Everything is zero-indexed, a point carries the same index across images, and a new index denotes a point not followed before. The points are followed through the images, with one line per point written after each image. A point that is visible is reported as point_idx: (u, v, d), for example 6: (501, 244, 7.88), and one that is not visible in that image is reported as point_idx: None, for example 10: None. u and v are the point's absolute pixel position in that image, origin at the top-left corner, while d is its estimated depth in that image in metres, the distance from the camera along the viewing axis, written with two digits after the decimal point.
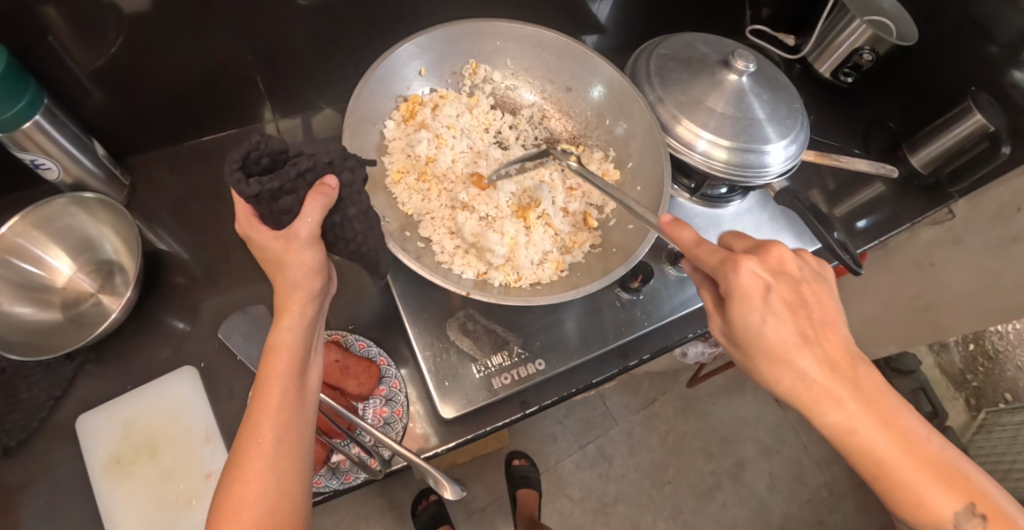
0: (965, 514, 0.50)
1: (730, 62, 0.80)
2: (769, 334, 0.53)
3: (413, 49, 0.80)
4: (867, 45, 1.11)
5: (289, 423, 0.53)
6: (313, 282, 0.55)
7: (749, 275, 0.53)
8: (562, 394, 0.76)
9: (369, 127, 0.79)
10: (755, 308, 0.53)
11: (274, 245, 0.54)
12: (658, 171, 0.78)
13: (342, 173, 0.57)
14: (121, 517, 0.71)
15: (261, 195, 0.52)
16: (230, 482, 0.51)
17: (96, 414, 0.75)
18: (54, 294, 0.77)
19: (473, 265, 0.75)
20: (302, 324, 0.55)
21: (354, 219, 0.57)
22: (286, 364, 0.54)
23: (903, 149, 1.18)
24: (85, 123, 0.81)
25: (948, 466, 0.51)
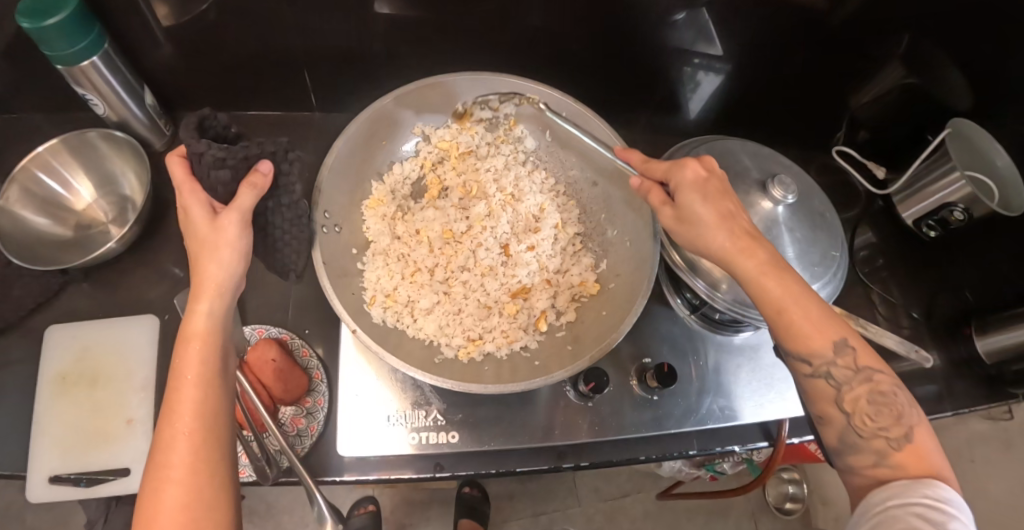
0: (839, 345, 0.58)
1: (769, 186, 0.73)
2: (705, 213, 0.61)
3: (441, 86, 0.74)
4: (961, 202, 0.95)
5: (210, 412, 0.54)
6: (236, 269, 0.57)
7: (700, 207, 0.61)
8: (478, 470, 0.71)
9: (371, 141, 0.74)
10: (695, 195, 0.61)
11: (202, 224, 0.56)
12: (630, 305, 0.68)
13: (280, 163, 0.61)
14: (46, 431, 0.75)
15: (203, 158, 0.56)
16: (154, 478, 0.51)
17: (64, 329, 0.80)
18: (70, 215, 0.84)
19: (395, 311, 0.71)
20: (221, 310, 0.57)
21: (284, 208, 0.63)
22: (204, 350, 0.55)
23: (971, 327, 1.02)
24: (147, 71, 0.85)
25: (781, 262, 0.60)
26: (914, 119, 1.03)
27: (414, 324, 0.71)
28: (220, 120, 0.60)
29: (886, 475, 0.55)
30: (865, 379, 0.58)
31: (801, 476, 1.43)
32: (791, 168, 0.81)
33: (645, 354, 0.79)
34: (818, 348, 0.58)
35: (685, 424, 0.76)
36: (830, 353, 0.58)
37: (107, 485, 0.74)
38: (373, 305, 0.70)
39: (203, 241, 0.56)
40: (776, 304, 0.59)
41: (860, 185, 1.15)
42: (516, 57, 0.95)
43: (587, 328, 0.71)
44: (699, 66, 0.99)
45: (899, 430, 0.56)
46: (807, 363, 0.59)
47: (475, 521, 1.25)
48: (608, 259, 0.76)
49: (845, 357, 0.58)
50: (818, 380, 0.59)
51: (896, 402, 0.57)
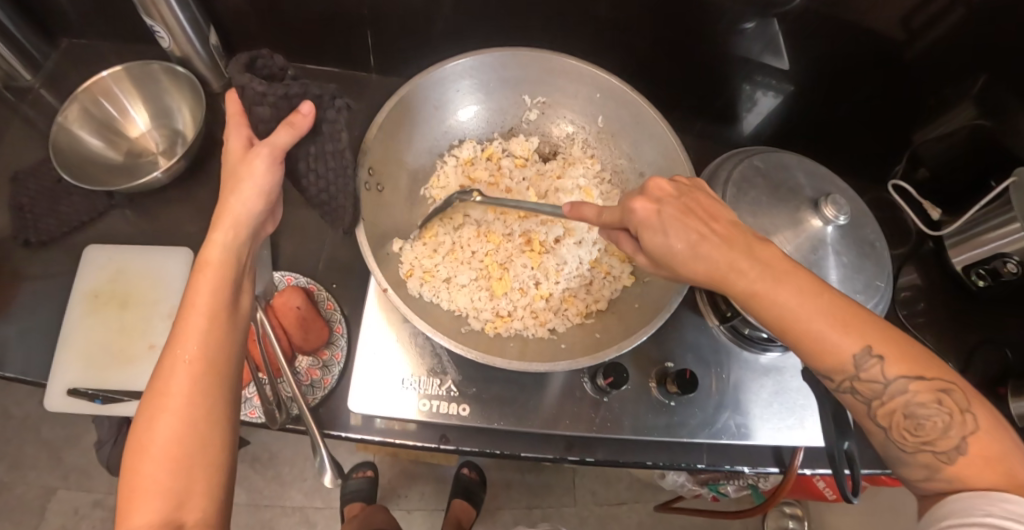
0: (864, 354, 0.53)
1: (820, 205, 0.70)
2: (677, 247, 0.57)
3: (500, 60, 0.73)
4: (1017, 255, 0.91)
5: (213, 346, 0.55)
6: (255, 205, 0.58)
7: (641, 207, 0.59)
8: (483, 448, 0.71)
9: (424, 107, 0.73)
10: (654, 231, 0.58)
11: (235, 155, 0.57)
12: (663, 302, 0.66)
13: (325, 108, 0.58)
14: (73, 344, 0.78)
15: (246, 91, 0.56)
16: (150, 403, 0.52)
17: (102, 250, 0.82)
18: (124, 141, 0.87)
19: (431, 286, 0.70)
20: (236, 243, 0.58)
21: (327, 156, 0.60)
22: (216, 280, 0.56)
23: (1006, 387, 0.98)
24: (214, 13, 0.86)
25: (852, 308, 0.54)
26: (984, 161, 0.97)
27: (450, 300, 0.70)
28: (274, 61, 0.61)
29: (942, 491, 0.51)
30: (904, 387, 0.53)
31: (803, 513, 1.41)
32: (845, 189, 0.78)
33: (667, 359, 0.78)
34: (844, 360, 0.54)
35: (699, 436, 0.74)
36: (855, 365, 0.54)
37: (121, 405, 0.76)
38: (409, 277, 0.70)
39: (232, 173, 0.57)
40: (842, 320, 0.54)
41: (911, 225, 1.10)
42: (580, 43, 0.93)
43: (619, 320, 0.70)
44: (762, 85, 0.98)
45: (950, 442, 0.51)
46: (832, 377, 0.56)
47: (470, 504, 1.26)
48: None
49: (873, 367, 0.53)
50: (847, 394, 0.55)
51: (947, 405, 0.51)
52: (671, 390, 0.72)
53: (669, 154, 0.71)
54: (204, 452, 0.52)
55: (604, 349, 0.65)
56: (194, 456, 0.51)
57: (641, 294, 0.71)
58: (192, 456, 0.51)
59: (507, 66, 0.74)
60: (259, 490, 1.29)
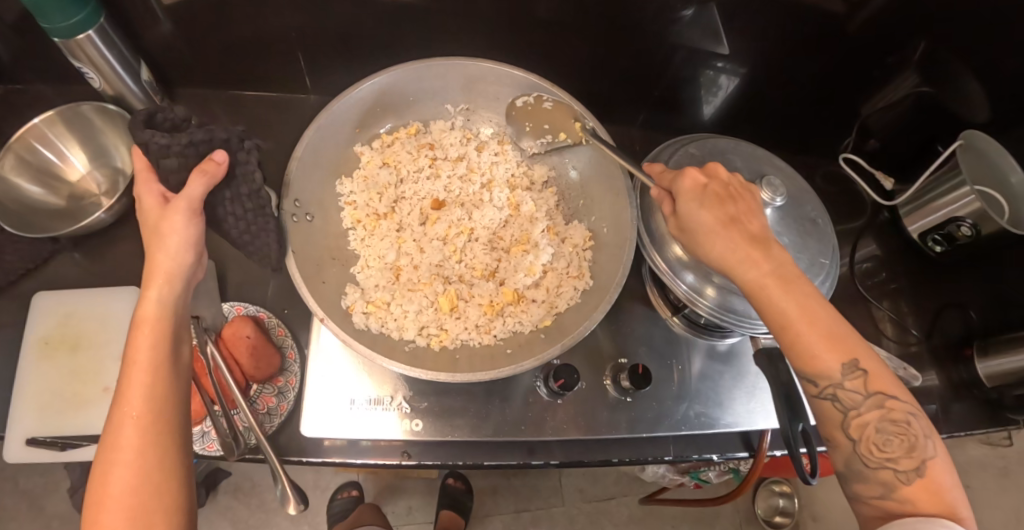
0: (847, 368, 0.57)
1: (756, 188, 0.70)
2: (705, 220, 0.61)
3: (416, 73, 0.73)
4: (970, 217, 0.92)
5: (159, 396, 0.54)
6: (187, 255, 0.57)
7: (688, 174, 0.63)
8: (446, 461, 0.71)
9: (348, 128, 0.73)
10: (691, 202, 0.62)
11: (153, 211, 0.57)
12: (601, 300, 0.67)
13: (235, 152, 0.59)
14: (26, 393, 0.77)
15: (150, 147, 0.56)
16: (101, 461, 0.51)
17: (50, 296, 0.82)
18: (64, 185, 0.86)
19: (378, 317, 0.69)
20: (172, 296, 0.57)
21: (244, 198, 0.61)
22: (153, 335, 0.55)
23: (972, 347, 0.98)
24: (145, 48, 0.86)
25: (843, 332, 0.58)
26: (924, 129, 1.00)
27: (398, 327, 0.69)
28: (175, 113, 0.61)
29: (892, 508, 0.55)
30: (878, 406, 0.57)
31: (792, 490, 1.40)
32: (785, 169, 0.78)
33: (623, 355, 0.78)
34: (824, 368, 0.57)
35: (660, 429, 0.74)
36: (839, 376, 0.57)
37: (81, 450, 0.76)
38: (353, 311, 0.68)
39: (152, 229, 0.56)
40: (827, 334, 0.58)
41: (866, 196, 1.11)
42: (519, 49, 0.94)
43: (565, 317, 0.70)
44: (718, 70, 0.97)
45: (911, 463, 0.55)
46: (815, 383, 0.58)
47: (457, 514, 1.25)
48: (593, 248, 0.74)
49: (856, 380, 0.57)
50: (826, 402, 0.58)
51: (910, 430, 0.56)
52: (625, 386, 0.73)
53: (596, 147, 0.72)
54: (162, 501, 0.51)
55: (550, 348, 0.65)
56: (152, 506, 0.51)
57: (583, 288, 0.72)
58: (149, 506, 0.51)
59: (428, 76, 0.74)
60: (245, 520, 1.28)
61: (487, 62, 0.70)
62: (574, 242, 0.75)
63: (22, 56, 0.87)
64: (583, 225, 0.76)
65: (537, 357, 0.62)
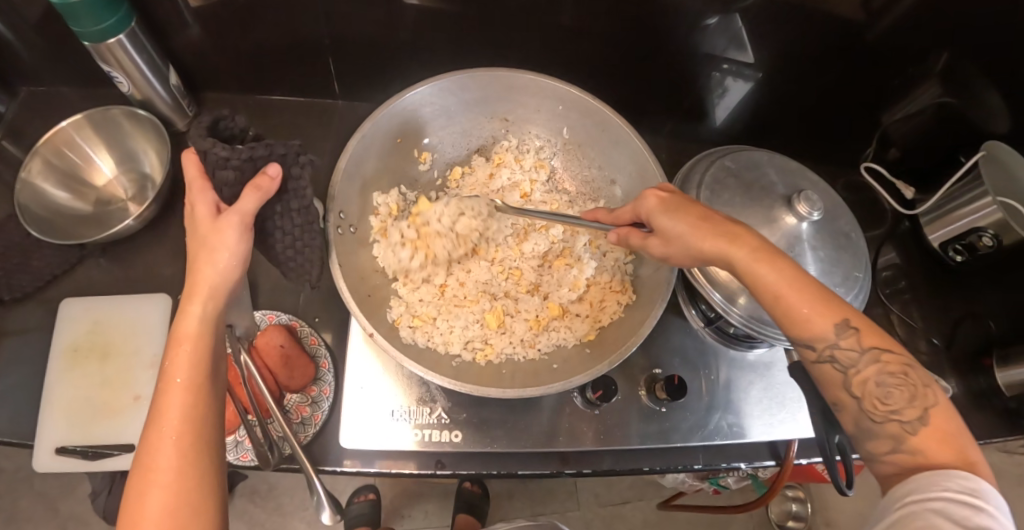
0: (841, 326, 0.56)
1: (793, 202, 0.70)
2: (682, 230, 0.60)
3: (457, 85, 0.73)
4: (990, 229, 0.93)
5: (198, 414, 0.54)
6: (232, 271, 0.56)
7: (647, 194, 0.64)
8: (481, 470, 0.70)
9: (388, 139, 0.73)
10: (668, 217, 0.61)
11: (204, 222, 0.55)
12: (642, 319, 0.67)
13: (289, 167, 0.60)
14: (56, 401, 0.77)
15: (209, 157, 0.57)
16: (138, 480, 0.51)
17: (78, 303, 0.81)
18: (90, 190, 0.85)
19: (424, 331, 0.69)
20: (214, 313, 0.56)
21: (293, 213, 0.61)
22: (194, 353, 0.55)
23: (991, 358, 0.99)
24: (174, 52, 0.85)
25: (830, 295, 0.58)
26: (944, 140, 1.00)
27: (444, 341, 0.69)
28: (237, 123, 0.61)
29: (904, 460, 0.53)
30: (875, 359, 0.56)
31: (805, 495, 1.42)
32: (820, 184, 0.78)
33: (655, 364, 0.78)
34: (820, 330, 0.57)
35: (692, 438, 0.75)
36: (833, 336, 0.57)
37: (112, 459, 0.75)
38: (400, 325, 0.69)
39: (200, 243, 0.55)
40: (825, 302, 0.58)
41: (886, 205, 1.11)
42: (548, 58, 0.93)
43: (610, 332, 0.70)
44: (726, 72, 0.96)
45: (913, 413, 0.53)
46: (812, 347, 0.58)
47: (474, 518, 1.26)
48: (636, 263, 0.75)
49: (850, 337, 0.56)
50: (824, 364, 0.58)
51: (910, 379, 0.55)
52: (660, 396, 0.73)
53: (638, 162, 0.73)
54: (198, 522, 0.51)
55: (597, 364, 0.65)
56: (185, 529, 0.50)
57: (626, 302, 0.72)
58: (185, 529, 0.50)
59: (469, 87, 0.73)
60: (261, 523, 1.28)
61: (530, 74, 0.70)
62: (615, 256, 0.76)
63: (49, 60, 0.87)
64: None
65: (585, 372, 0.62)
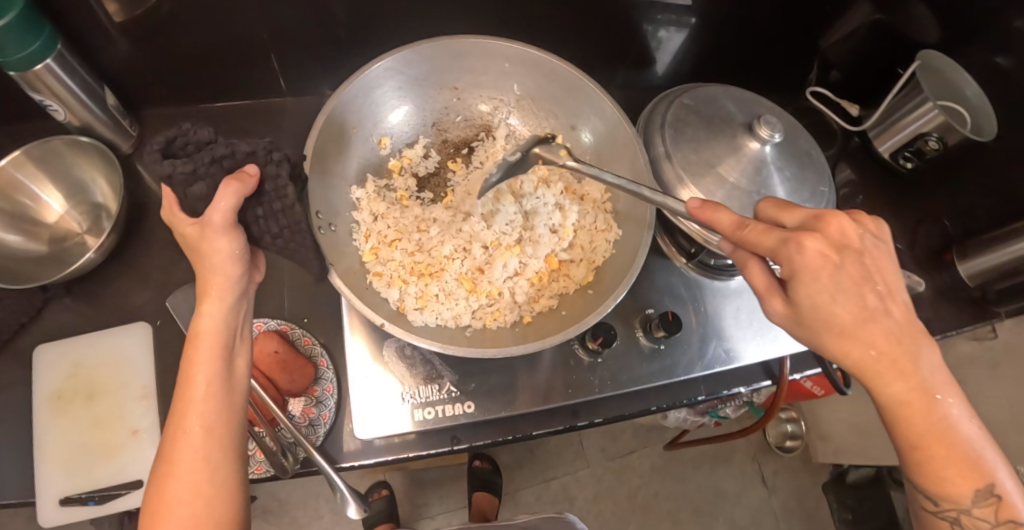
0: (980, 495, 0.52)
1: (754, 127, 0.72)
2: (836, 310, 0.51)
3: (403, 61, 0.73)
4: (935, 131, 0.98)
5: (217, 411, 0.54)
6: (235, 267, 0.56)
7: (809, 247, 0.50)
8: (496, 438, 0.72)
9: (344, 132, 0.72)
10: (813, 286, 0.50)
11: (191, 229, 0.54)
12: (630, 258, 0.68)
13: (263, 163, 0.57)
14: (50, 453, 0.74)
15: (174, 178, 0.53)
16: (162, 471, 0.53)
17: (52, 348, 0.78)
18: (43, 229, 0.81)
19: (431, 310, 0.69)
20: (225, 312, 0.56)
21: (277, 212, 0.59)
22: (210, 351, 0.55)
23: (951, 252, 1.05)
24: (105, 72, 0.82)
25: (978, 456, 0.51)
26: (881, 57, 1.05)
27: (452, 315, 0.69)
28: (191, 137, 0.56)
29: None
30: None
31: (798, 415, 1.52)
32: (775, 109, 0.81)
33: (648, 306, 0.80)
34: (955, 494, 0.52)
35: (693, 370, 0.77)
36: (968, 502, 0.52)
37: (122, 498, 0.73)
38: (405, 309, 0.68)
39: (196, 247, 0.55)
40: (967, 461, 0.51)
41: (835, 125, 1.15)
42: (492, 24, 0.92)
43: (608, 269, 0.71)
44: (661, 22, 0.97)
45: None
46: (936, 502, 0.53)
47: (491, 493, 1.27)
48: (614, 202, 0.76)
49: (986, 507, 0.52)
50: (942, 521, 0.53)
51: None
52: (657, 335, 0.75)
53: (595, 105, 0.74)
54: (218, 512, 0.52)
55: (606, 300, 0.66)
56: (206, 520, 0.52)
57: (614, 238, 0.73)
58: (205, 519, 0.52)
59: (415, 62, 0.74)
60: None
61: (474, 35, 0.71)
62: (592, 198, 0.77)
63: None
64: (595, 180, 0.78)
65: (596, 312, 0.64)
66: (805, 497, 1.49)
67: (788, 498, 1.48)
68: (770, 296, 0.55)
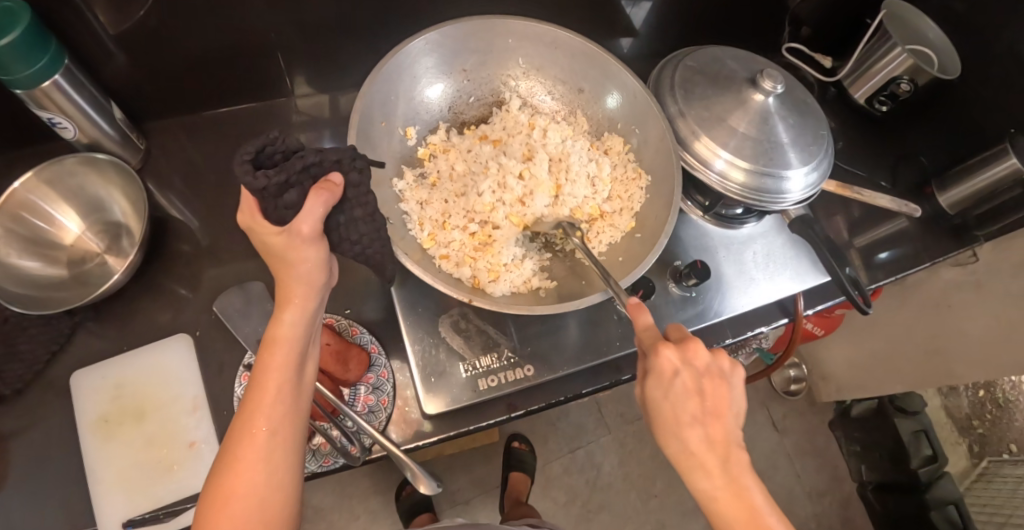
0: None
1: (758, 81, 0.76)
2: (660, 410, 0.54)
3: (418, 49, 0.73)
4: (906, 75, 1.04)
5: (283, 414, 0.53)
6: (320, 275, 0.54)
7: (663, 356, 0.53)
8: (551, 399, 0.74)
9: (374, 127, 0.72)
10: (660, 386, 0.54)
11: (276, 240, 0.51)
12: (663, 214, 0.72)
13: (349, 171, 0.54)
14: (105, 478, 0.73)
15: (265, 190, 0.49)
16: (226, 467, 0.52)
17: (91, 372, 0.77)
18: (61, 252, 0.79)
19: (501, 279, 0.70)
20: (304, 320, 0.54)
21: (358, 221, 0.54)
22: (285, 356, 0.54)
23: (932, 186, 1.11)
24: (107, 85, 0.80)
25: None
26: (849, 8, 1.11)
27: (522, 280, 0.71)
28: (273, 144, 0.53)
29: None
30: None
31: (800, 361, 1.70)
32: (770, 65, 0.85)
33: (674, 258, 0.85)
34: None
35: (723, 312, 0.83)
36: None
37: (188, 513, 0.73)
38: (480, 284, 0.70)
39: (280, 257, 0.52)
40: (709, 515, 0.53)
41: (810, 77, 1.20)
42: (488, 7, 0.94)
43: (647, 212, 0.75)
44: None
45: None
46: None
47: (524, 473, 1.29)
48: (638, 152, 0.79)
49: None
50: None
51: None
52: (688, 283, 0.80)
53: (604, 64, 0.77)
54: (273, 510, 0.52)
55: (654, 241, 0.70)
56: (260, 522, 0.51)
57: (647, 184, 0.76)
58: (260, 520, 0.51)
59: (427, 50, 0.75)
60: None
61: (480, 16, 0.74)
62: (616, 151, 0.80)
63: None
64: (615, 134, 0.81)
65: (652, 251, 0.67)
66: (816, 436, 1.65)
67: (799, 439, 1.64)
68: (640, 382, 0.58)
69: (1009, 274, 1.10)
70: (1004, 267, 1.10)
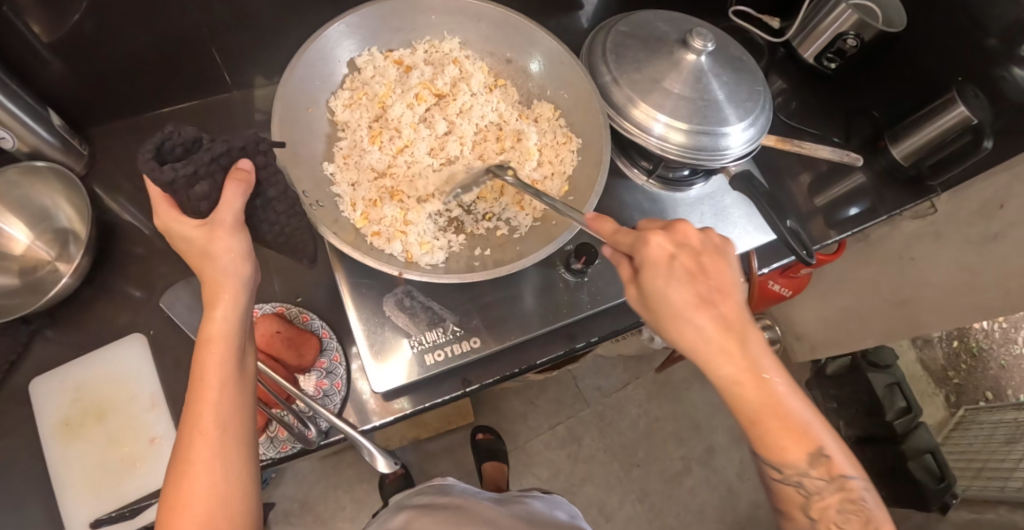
0: (813, 456, 0.54)
1: (688, 40, 0.77)
2: (673, 298, 0.54)
3: (340, 31, 0.75)
4: (853, 30, 1.02)
5: (230, 412, 0.52)
6: (245, 266, 0.55)
7: (654, 242, 0.55)
8: (504, 372, 0.77)
9: (300, 112, 0.73)
10: (660, 274, 0.55)
11: (197, 234, 0.54)
12: (592, 184, 0.74)
13: (257, 156, 0.57)
14: (71, 479, 0.75)
15: (177, 184, 0.52)
16: (177, 473, 0.50)
17: (48, 379, 0.77)
18: (11, 262, 0.80)
19: (434, 251, 0.73)
20: (236, 313, 0.54)
21: (275, 202, 0.59)
22: (224, 353, 0.53)
23: (884, 140, 1.09)
24: (44, 93, 0.80)
25: (801, 418, 0.55)
26: None
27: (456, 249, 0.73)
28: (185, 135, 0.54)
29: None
30: (837, 489, 0.55)
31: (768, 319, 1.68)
32: (703, 24, 0.86)
33: (620, 224, 0.86)
34: (791, 458, 0.54)
35: None
36: (804, 465, 0.54)
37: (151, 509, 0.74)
38: (413, 258, 0.71)
39: (201, 251, 0.54)
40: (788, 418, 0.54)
41: (760, 39, 1.19)
42: None
43: (576, 176, 0.78)
44: None
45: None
46: (778, 470, 0.55)
47: (501, 462, 1.30)
48: (566, 117, 0.81)
49: (820, 469, 0.55)
50: (789, 487, 0.56)
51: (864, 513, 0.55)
52: None
53: (527, 33, 0.80)
54: (229, 509, 0.50)
55: (585, 202, 0.73)
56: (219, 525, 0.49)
57: (577, 147, 0.79)
58: (220, 520, 0.49)
59: (350, 32, 0.76)
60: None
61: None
62: (547, 118, 0.82)
63: None
64: (544, 101, 0.83)
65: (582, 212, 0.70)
66: None
67: None
68: (631, 286, 0.58)
69: (967, 221, 1.11)
70: (964, 213, 1.11)
